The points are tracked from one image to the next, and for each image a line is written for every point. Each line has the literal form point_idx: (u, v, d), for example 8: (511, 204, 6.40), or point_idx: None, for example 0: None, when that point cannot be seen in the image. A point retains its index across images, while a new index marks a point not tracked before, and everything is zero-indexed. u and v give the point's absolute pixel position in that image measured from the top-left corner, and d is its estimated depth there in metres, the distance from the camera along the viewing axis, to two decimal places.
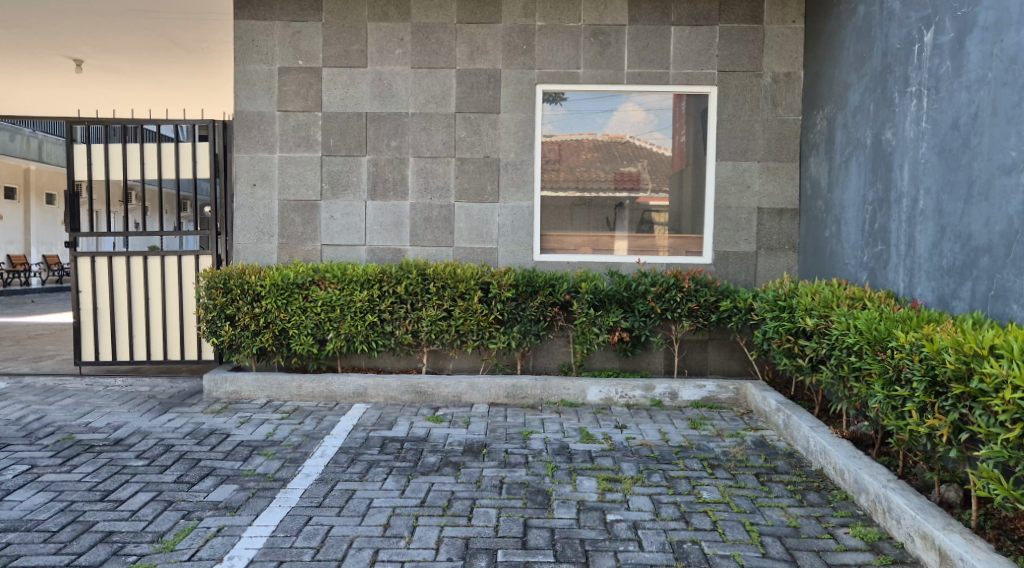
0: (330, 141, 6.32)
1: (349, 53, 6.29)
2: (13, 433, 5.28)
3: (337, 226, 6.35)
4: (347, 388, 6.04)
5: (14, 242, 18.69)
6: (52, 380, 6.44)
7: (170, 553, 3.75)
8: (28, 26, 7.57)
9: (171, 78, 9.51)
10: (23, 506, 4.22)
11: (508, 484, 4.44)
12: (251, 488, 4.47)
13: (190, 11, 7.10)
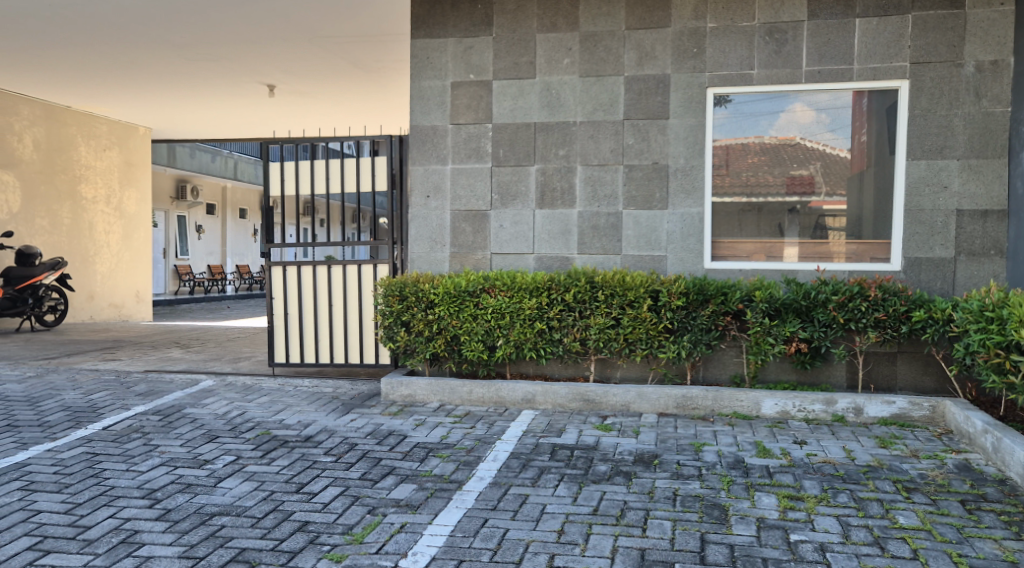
0: (500, 151, 6.47)
1: (518, 65, 6.43)
2: (221, 427, 5.81)
3: (506, 235, 6.49)
4: (516, 394, 6.15)
5: (212, 254, 20.64)
6: (250, 380, 7.03)
7: (360, 545, 3.95)
8: (231, 57, 8.35)
9: (351, 97, 10.13)
10: (232, 493, 4.63)
11: (682, 497, 4.34)
12: (429, 488, 4.65)
13: (371, 33, 7.54)
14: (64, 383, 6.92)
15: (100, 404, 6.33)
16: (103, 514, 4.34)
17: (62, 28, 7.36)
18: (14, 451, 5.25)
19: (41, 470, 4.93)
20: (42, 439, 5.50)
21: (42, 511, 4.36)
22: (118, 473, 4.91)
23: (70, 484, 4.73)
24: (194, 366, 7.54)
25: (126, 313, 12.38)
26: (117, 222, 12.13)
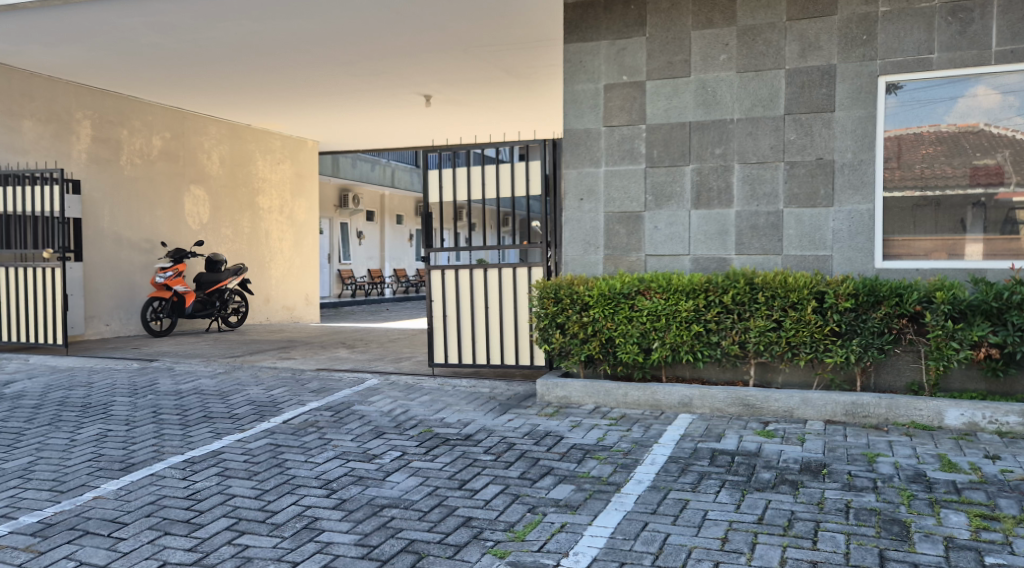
0: (654, 152, 6.41)
1: (672, 64, 6.34)
2: (387, 423, 6.13)
3: (661, 237, 6.41)
4: (672, 397, 6.06)
5: (372, 258, 21.77)
6: (411, 379, 7.36)
7: (522, 543, 4.03)
8: (392, 71, 8.78)
9: (504, 103, 10.37)
10: (400, 486, 4.88)
11: (856, 510, 4.11)
12: (587, 489, 4.68)
13: (525, 40, 7.69)
14: (248, 379, 7.55)
15: (280, 399, 6.85)
16: (287, 500, 4.70)
17: (245, 54, 8.03)
18: (210, 440, 5.80)
19: (234, 458, 5.42)
20: (233, 430, 6.03)
21: (236, 496, 4.79)
22: (298, 463, 5.30)
23: (258, 472, 5.17)
24: (361, 365, 8.00)
25: (298, 315, 13.33)
26: (289, 230, 13.08)
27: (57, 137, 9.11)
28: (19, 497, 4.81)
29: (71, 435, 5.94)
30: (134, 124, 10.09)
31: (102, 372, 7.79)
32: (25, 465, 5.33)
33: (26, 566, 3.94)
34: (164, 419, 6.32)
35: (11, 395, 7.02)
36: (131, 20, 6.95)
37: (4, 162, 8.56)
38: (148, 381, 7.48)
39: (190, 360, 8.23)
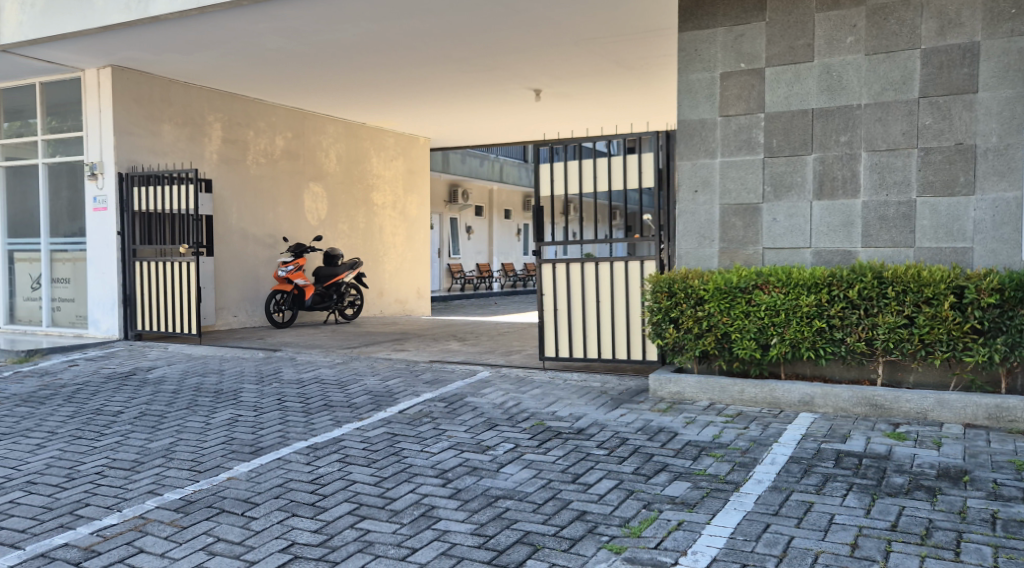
0: (773, 141, 6.18)
1: (794, 49, 6.09)
2: (499, 415, 6.20)
3: (780, 229, 6.18)
4: (792, 396, 5.84)
5: (481, 253, 22.07)
6: (522, 372, 7.42)
7: (639, 539, 3.97)
8: (503, 67, 8.85)
9: (615, 95, 10.28)
10: (514, 478, 4.92)
11: (1003, 521, 3.83)
12: (704, 487, 4.57)
13: (637, 31, 7.58)
14: (365, 369, 7.81)
15: (395, 389, 7.05)
16: (405, 488, 4.83)
17: (362, 54, 8.28)
18: (331, 427, 6.03)
19: (353, 445, 5.62)
20: (352, 418, 6.25)
21: (357, 482, 4.96)
22: (415, 452, 5.44)
23: (377, 459, 5.34)
24: (472, 358, 8.13)
25: (410, 308, 13.70)
26: (402, 225, 13.46)
27: (191, 139, 9.70)
28: (162, 475, 5.17)
29: (205, 419, 6.32)
30: (259, 125, 10.61)
31: (231, 360, 8.26)
32: (166, 446, 5.71)
33: (170, 539, 4.24)
34: (288, 406, 6.63)
35: (152, 381, 7.55)
36: (258, 26, 7.30)
37: (145, 163, 9.19)
38: (273, 370, 7.87)
39: (311, 351, 8.60)
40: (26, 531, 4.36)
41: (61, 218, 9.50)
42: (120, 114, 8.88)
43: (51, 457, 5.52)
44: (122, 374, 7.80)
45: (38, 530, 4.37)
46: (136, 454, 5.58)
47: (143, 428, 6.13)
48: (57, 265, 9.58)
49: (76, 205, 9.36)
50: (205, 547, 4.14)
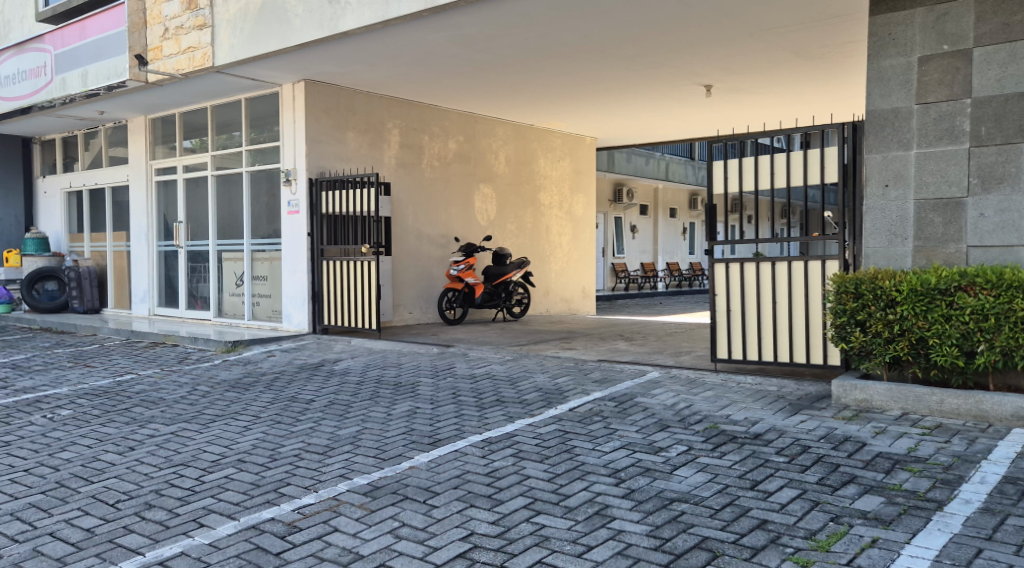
0: (981, 129, 5.65)
1: (1009, 26, 5.53)
2: (671, 417, 6.09)
3: (988, 226, 5.64)
4: (1003, 409, 5.32)
5: (646, 252, 21.81)
6: (693, 374, 7.24)
7: (828, 554, 3.76)
8: (675, 63, 8.70)
9: (793, 86, 9.80)
10: (689, 481, 4.81)
11: None
12: (901, 503, 4.26)
13: (823, 17, 7.18)
14: (535, 366, 7.95)
15: (565, 387, 7.11)
16: (578, 485, 4.87)
17: (534, 56, 8.42)
18: (504, 422, 6.19)
19: (526, 441, 5.73)
20: (524, 414, 6.38)
21: (531, 477, 5.06)
22: (586, 450, 5.47)
23: (550, 455, 5.42)
24: (641, 358, 8.05)
25: (575, 307, 13.78)
26: (568, 225, 13.57)
27: (372, 145, 10.30)
28: (351, 461, 5.53)
29: (388, 409, 6.69)
30: (434, 129, 11.07)
31: (409, 355, 8.69)
32: (354, 434, 6.10)
33: (361, 521, 4.54)
34: (462, 400, 6.87)
35: (339, 372, 8.10)
36: (436, 35, 7.62)
37: (332, 169, 9.86)
38: (448, 365, 8.19)
39: (482, 347, 8.86)
40: (238, 504, 4.84)
41: (260, 221, 10.40)
42: (311, 124, 9.59)
43: (256, 439, 6.07)
44: (312, 365, 8.43)
45: (248, 504, 4.84)
46: (328, 440, 6.00)
47: (332, 416, 6.59)
48: (257, 264, 10.50)
49: (273, 209, 10.22)
50: (392, 531, 4.39)
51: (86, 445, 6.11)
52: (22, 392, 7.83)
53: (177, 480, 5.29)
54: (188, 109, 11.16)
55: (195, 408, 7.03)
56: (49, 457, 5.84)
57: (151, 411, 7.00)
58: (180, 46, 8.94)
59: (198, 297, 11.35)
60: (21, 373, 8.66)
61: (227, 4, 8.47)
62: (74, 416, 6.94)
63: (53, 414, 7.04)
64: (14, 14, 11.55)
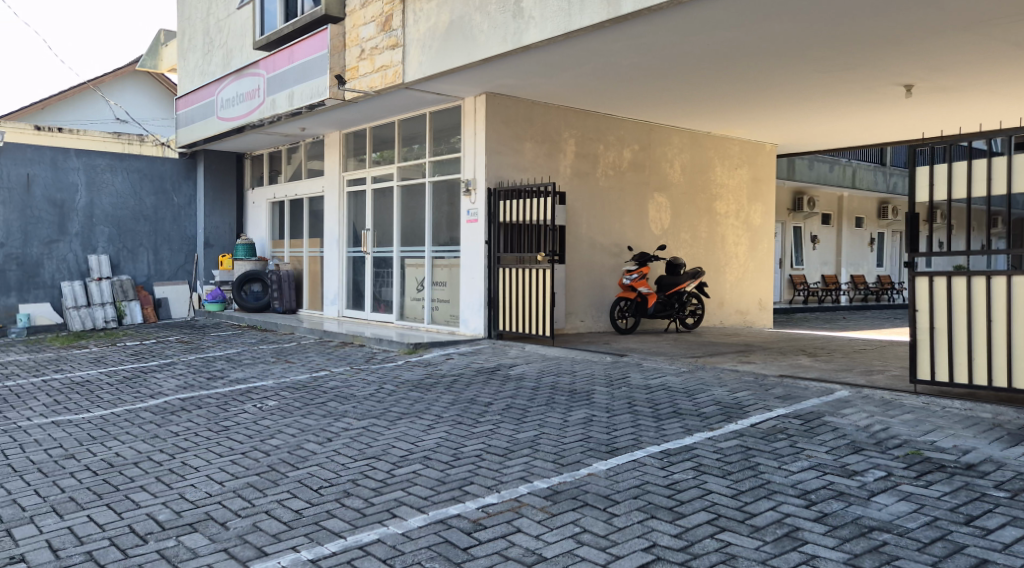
0: None
1: None
2: (866, 439, 5.72)
3: None
4: None
5: (827, 263, 20.62)
6: (890, 395, 6.76)
7: None
8: (873, 64, 8.19)
9: (1010, 84, 8.93)
10: (890, 510, 4.49)
11: None
12: None
13: None
14: (712, 379, 7.74)
15: (745, 402, 6.88)
16: (765, 505, 4.68)
17: (716, 63, 8.24)
18: (682, 435, 6.07)
19: (707, 455, 5.59)
20: (703, 428, 6.22)
21: (713, 492, 4.93)
22: (772, 469, 5.24)
23: (733, 471, 5.25)
24: (828, 375, 7.62)
25: (751, 319, 13.30)
26: (745, 234, 13.13)
27: (549, 155, 10.49)
28: (531, 464, 5.65)
29: (564, 416, 6.77)
30: (609, 139, 11.09)
31: (582, 363, 8.75)
32: (532, 438, 6.22)
33: (543, 523, 4.62)
34: (638, 410, 6.82)
35: (515, 376, 8.29)
36: (617, 45, 7.66)
37: (510, 179, 10.14)
38: (622, 374, 8.17)
39: (656, 358, 8.75)
40: (427, 498, 5.09)
41: (440, 228, 10.88)
42: (491, 135, 9.92)
43: (440, 437, 6.35)
44: (489, 368, 8.70)
45: (435, 499, 5.07)
46: (507, 442, 6.16)
47: (511, 419, 6.76)
48: (437, 270, 10.98)
49: (453, 217, 10.65)
50: (574, 535, 4.44)
51: (290, 434, 6.67)
52: (235, 383, 8.68)
53: (370, 471, 5.65)
54: (378, 124, 11.90)
55: (384, 405, 7.47)
56: (260, 443, 6.45)
57: (344, 406, 7.52)
58: (375, 65, 9.56)
59: (381, 301, 12.04)
60: (233, 366, 9.60)
61: (418, 23, 8.96)
62: (279, 407, 7.60)
63: (261, 404, 7.74)
64: (234, 43, 12.85)
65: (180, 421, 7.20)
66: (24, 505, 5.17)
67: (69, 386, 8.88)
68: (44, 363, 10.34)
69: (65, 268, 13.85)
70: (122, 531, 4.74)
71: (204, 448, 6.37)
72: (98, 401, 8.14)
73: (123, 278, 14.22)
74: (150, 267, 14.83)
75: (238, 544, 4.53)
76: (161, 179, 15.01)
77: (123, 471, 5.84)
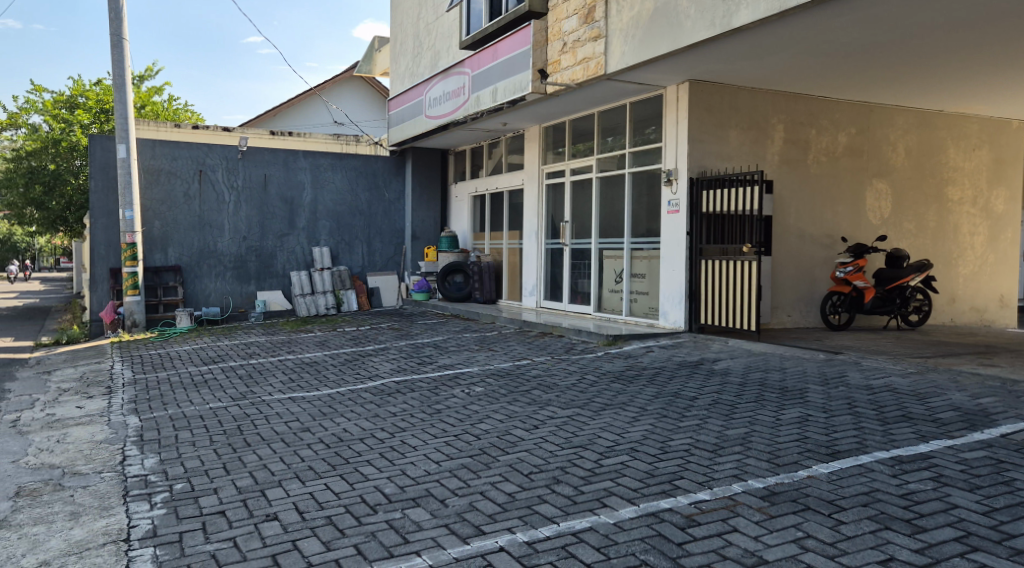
0: None
1: None
2: None
3: None
4: None
5: None
6: None
7: None
8: None
9: None
10: None
11: None
12: None
13: None
14: (947, 383, 7.04)
15: (991, 409, 6.18)
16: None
17: (955, 34, 7.47)
18: (916, 441, 5.57)
19: (948, 465, 5.09)
20: (941, 435, 5.67)
21: (959, 506, 4.47)
22: None
23: (982, 486, 4.74)
24: None
25: (988, 317, 11.99)
26: (983, 223, 11.83)
27: (756, 142, 10.05)
28: (744, 462, 5.44)
29: (777, 414, 6.45)
30: (823, 123, 10.42)
31: (793, 360, 8.30)
32: (743, 436, 5.99)
33: (762, 525, 4.42)
34: (861, 412, 6.35)
35: (720, 371, 8.04)
36: (838, 22, 7.16)
37: (714, 168, 9.84)
38: (839, 373, 7.65)
39: (878, 356, 8.11)
40: (637, 490, 5.05)
41: (640, 219, 10.77)
42: (695, 124, 9.66)
43: (646, 430, 6.29)
44: (692, 362, 8.50)
45: (646, 492, 5.02)
46: (717, 438, 5.98)
47: (718, 415, 6.56)
48: (636, 262, 10.90)
49: (653, 209, 10.49)
50: (797, 540, 4.21)
51: (499, 420, 6.91)
52: (444, 368, 9.15)
53: (579, 460, 5.70)
54: (577, 117, 12.00)
55: (587, 395, 7.52)
56: (471, 427, 6.74)
57: (548, 394, 7.67)
58: (577, 58, 9.65)
59: (579, 293, 12.16)
60: (441, 353, 10.11)
61: (621, 13, 8.90)
62: (486, 393, 7.90)
63: (469, 389, 8.09)
64: (442, 45, 13.51)
65: (397, 402, 7.70)
66: (273, 470, 5.77)
67: (300, 366, 9.79)
68: (278, 344, 11.48)
69: (294, 259, 15.27)
70: (355, 500, 5.15)
71: (420, 428, 6.76)
72: (326, 380, 8.91)
73: (341, 269, 15.45)
74: (364, 259, 16.00)
75: (457, 521, 4.77)
76: (374, 176, 16.10)
77: (351, 445, 6.34)
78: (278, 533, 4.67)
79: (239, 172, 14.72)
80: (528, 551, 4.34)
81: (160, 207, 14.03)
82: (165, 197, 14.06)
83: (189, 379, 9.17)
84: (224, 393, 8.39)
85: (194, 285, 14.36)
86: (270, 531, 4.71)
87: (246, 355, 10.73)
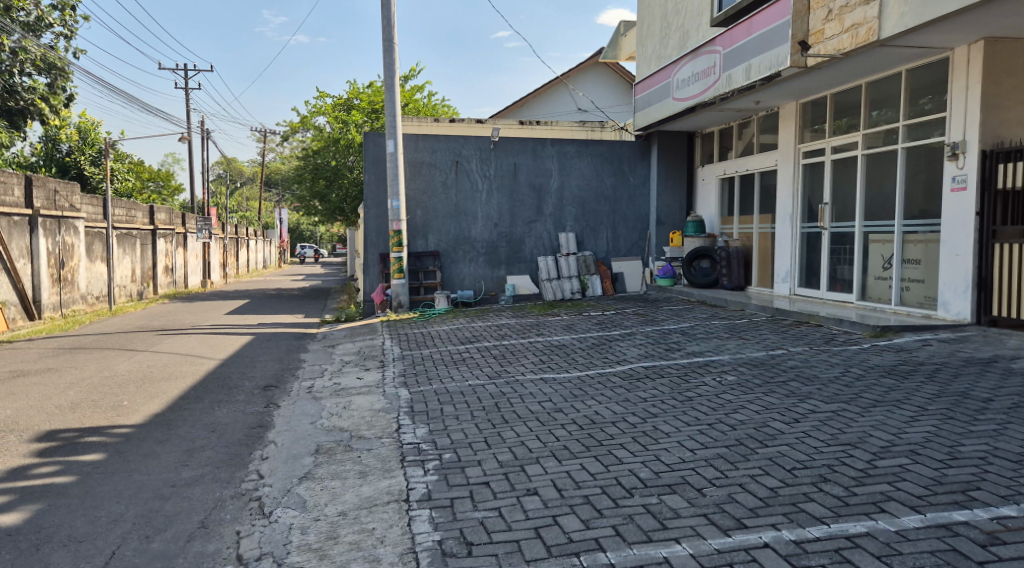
0: None
1: None
2: None
3: None
4: None
5: None
6: None
7: None
8: None
9: None
10: None
11: None
12: None
13: None
14: None
15: None
16: None
17: None
18: None
19: None
20: None
21: None
22: None
23: None
24: None
25: None
26: None
27: None
28: None
29: None
30: None
31: None
32: None
33: None
34: None
35: (1020, 371, 7.04)
36: None
37: (1013, 138, 8.68)
38: None
39: None
40: (921, 497, 4.59)
41: (915, 199, 9.74)
42: (991, 90, 8.56)
43: (929, 431, 5.68)
44: (983, 359, 7.53)
45: (933, 500, 4.54)
46: (1022, 447, 5.25)
47: (1022, 421, 5.74)
48: (908, 247, 9.88)
49: (933, 186, 9.44)
50: None
51: (755, 411, 6.62)
52: (693, 355, 8.96)
53: (848, 459, 5.30)
54: (841, 90, 11.10)
55: (854, 390, 6.96)
56: (725, 416, 6.53)
57: (809, 387, 7.21)
58: (844, 24, 8.91)
59: (839, 280, 11.31)
60: (689, 339, 9.91)
61: None
62: (740, 383, 7.61)
63: (721, 378, 7.85)
64: (691, 23, 13.15)
65: (647, 388, 7.69)
66: (531, 448, 6.02)
67: (550, 348, 10.11)
68: (529, 327, 11.96)
69: (542, 245, 15.80)
70: (611, 482, 5.21)
71: (672, 415, 6.68)
72: (575, 363, 9.13)
73: (587, 255, 15.74)
74: (609, 244, 16.13)
75: (717, 512, 4.65)
76: (619, 161, 16.13)
77: (604, 428, 6.43)
78: (539, 508, 4.87)
79: (492, 161, 15.49)
80: (797, 551, 4.13)
81: (422, 196, 15.21)
82: (426, 187, 15.22)
83: (450, 357, 9.88)
84: (481, 371, 8.94)
85: (451, 270, 15.41)
86: (531, 504, 4.92)
87: (500, 336, 11.31)
